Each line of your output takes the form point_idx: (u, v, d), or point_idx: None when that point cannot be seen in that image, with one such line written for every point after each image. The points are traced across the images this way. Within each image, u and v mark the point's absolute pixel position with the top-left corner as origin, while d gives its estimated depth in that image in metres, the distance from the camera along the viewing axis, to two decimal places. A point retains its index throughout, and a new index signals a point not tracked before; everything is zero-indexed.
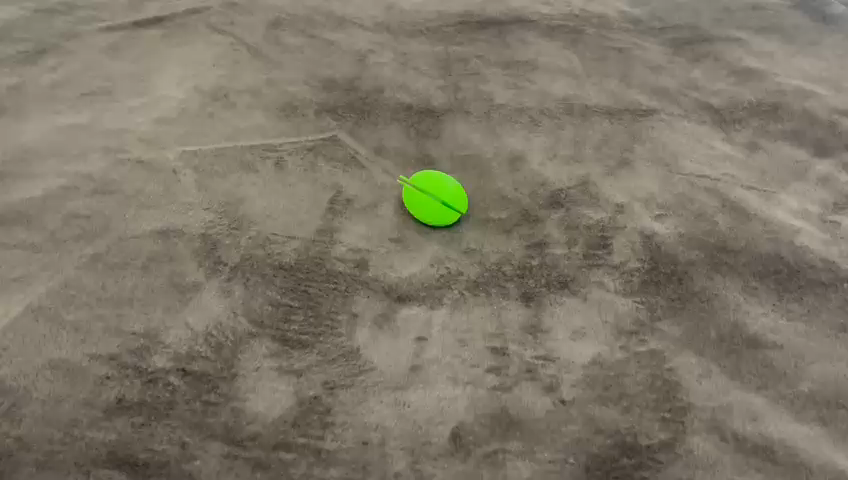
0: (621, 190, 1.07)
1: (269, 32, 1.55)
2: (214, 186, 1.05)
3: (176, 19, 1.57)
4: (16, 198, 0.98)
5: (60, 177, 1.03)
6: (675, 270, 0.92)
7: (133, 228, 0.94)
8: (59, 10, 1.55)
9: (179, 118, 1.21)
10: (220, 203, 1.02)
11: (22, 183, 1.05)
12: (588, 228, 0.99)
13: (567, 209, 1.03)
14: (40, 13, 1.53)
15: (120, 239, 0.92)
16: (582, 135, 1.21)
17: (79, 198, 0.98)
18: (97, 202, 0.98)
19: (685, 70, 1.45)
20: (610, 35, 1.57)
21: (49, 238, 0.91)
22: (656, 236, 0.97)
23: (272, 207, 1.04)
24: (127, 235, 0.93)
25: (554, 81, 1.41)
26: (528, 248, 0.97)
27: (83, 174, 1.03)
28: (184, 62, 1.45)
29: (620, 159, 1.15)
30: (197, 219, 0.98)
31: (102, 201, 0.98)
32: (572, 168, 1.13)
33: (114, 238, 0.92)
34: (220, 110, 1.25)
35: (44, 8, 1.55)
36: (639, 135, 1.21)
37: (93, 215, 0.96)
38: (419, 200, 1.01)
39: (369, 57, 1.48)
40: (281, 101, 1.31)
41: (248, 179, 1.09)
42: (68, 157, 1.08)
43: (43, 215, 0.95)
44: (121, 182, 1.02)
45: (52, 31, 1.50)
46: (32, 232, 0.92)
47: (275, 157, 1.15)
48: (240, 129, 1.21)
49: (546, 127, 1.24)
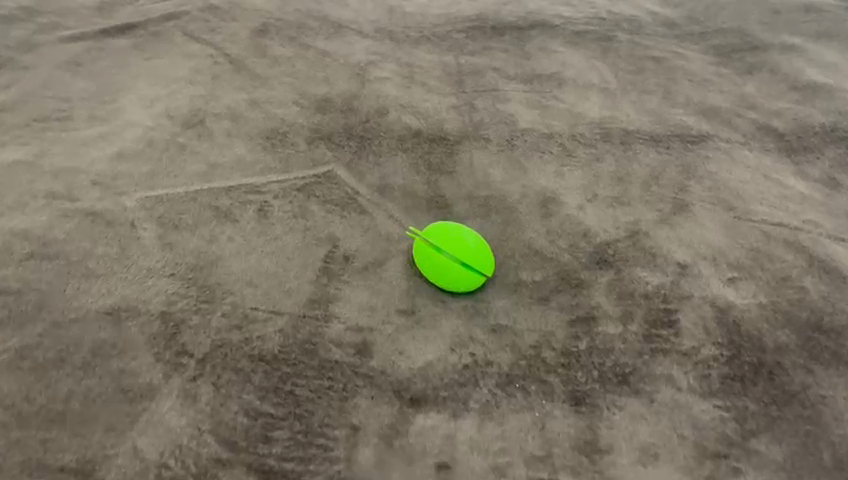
0: (681, 244, 0.87)
1: (253, 42, 1.34)
2: (181, 244, 0.86)
3: (149, 26, 1.37)
4: None
5: None
6: (763, 359, 0.73)
7: (74, 309, 0.75)
8: (17, 17, 1.35)
9: (144, 152, 1.01)
10: (187, 266, 0.83)
11: None
12: (645, 299, 0.80)
13: (618, 271, 0.83)
14: None
15: (56, 325, 0.74)
16: (625, 169, 1.01)
17: (9, 267, 0.79)
18: (30, 272, 0.79)
19: (734, 83, 1.25)
20: (645, 42, 1.36)
21: None
22: (732, 310, 0.78)
23: (251, 270, 0.84)
24: (65, 319, 0.74)
25: (586, 99, 1.21)
26: (573, 325, 0.78)
27: (19, 232, 0.84)
28: (156, 78, 1.24)
29: (675, 201, 0.95)
30: (157, 292, 0.78)
31: (36, 272, 0.79)
32: (616, 213, 0.93)
33: (49, 324, 0.74)
34: (194, 141, 1.05)
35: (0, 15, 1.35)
36: (693, 169, 1.01)
37: (23, 291, 0.77)
38: (433, 259, 0.83)
39: (369, 71, 1.28)
40: (268, 128, 1.11)
41: (223, 231, 0.89)
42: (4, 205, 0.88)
43: None
44: (62, 243, 0.83)
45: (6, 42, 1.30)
46: None
47: (258, 201, 0.95)
48: (217, 165, 1.01)
49: (582, 160, 1.04)
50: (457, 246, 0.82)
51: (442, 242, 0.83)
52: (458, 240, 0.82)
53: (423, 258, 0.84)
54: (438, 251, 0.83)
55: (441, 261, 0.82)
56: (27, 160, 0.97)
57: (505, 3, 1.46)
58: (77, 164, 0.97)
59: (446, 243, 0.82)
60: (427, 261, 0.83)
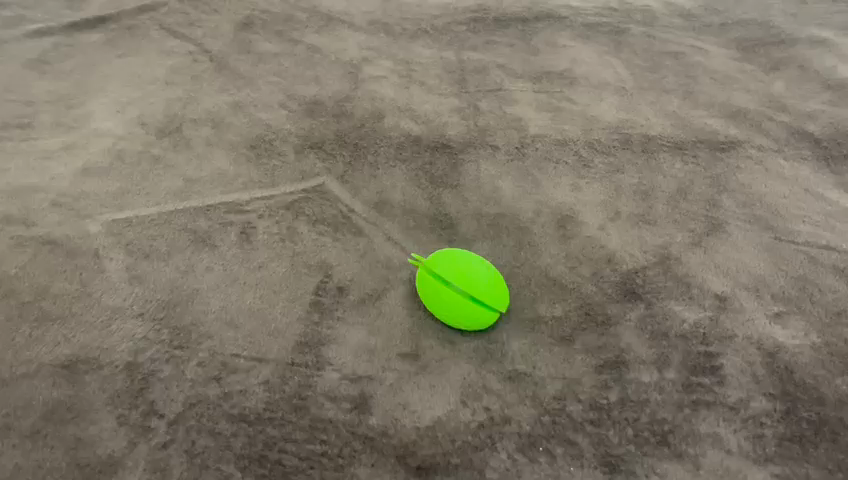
0: (718, 271, 0.77)
1: (236, 37, 1.23)
2: (152, 278, 0.76)
3: (123, 20, 1.25)
4: None
5: None
6: (823, 415, 0.64)
7: (23, 363, 0.66)
8: None
9: (113, 167, 0.90)
10: (158, 304, 0.73)
11: None
12: (682, 339, 0.70)
13: (648, 305, 0.74)
14: None
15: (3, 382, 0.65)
16: (650, 182, 0.91)
17: None
18: None
19: (761, 80, 1.15)
20: (661, 36, 1.25)
21: None
22: (782, 352, 0.68)
23: (232, 308, 0.74)
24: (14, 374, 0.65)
25: (601, 99, 1.10)
26: (601, 371, 0.68)
27: None
28: (129, 77, 1.13)
29: (708, 219, 0.85)
30: (123, 338, 0.69)
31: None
32: (643, 233, 0.83)
33: None
34: (169, 154, 0.94)
35: None
36: (724, 181, 0.91)
37: None
38: (441, 292, 0.73)
39: (363, 69, 1.17)
40: (252, 135, 1.01)
41: (201, 259, 0.79)
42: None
43: None
44: (13, 279, 0.73)
45: None
46: None
47: (240, 223, 0.85)
48: (194, 181, 0.90)
49: (600, 169, 0.94)
50: (468, 277, 0.72)
51: (451, 273, 0.73)
52: (469, 271, 0.73)
53: (429, 291, 0.74)
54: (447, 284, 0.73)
55: (450, 294, 0.72)
56: None
57: None
58: (36, 181, 0.87)
59: (456, 274, 0.72)
60: (434, 295, 0.73)
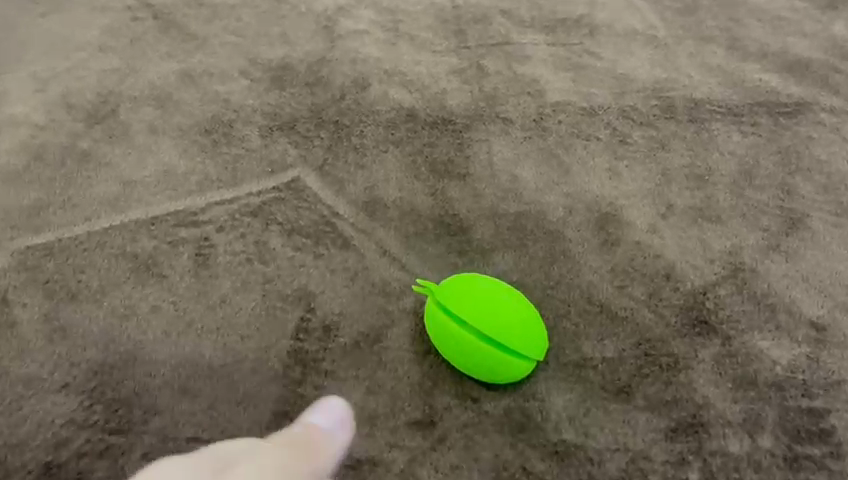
0: (806, 287, 0.62)
1: None
2: (79, 327, 0.59)
3: None
4: None
5: None
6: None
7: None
8: None
9: (30, 172, 0.72)
10: (85, 369, 0.57)
11: None
12: (776, 389, 0.55)
13: (726, 341, 0.58)
14: None
15: None
16: (707, 163, 0.74)
17: None
18: None
19: (819, 20, 0.96)
20: None
21: None
22: None
23: (187, 368, 0.58)
24: None
25: (630, 53, 0.91)
26: (673, 440, 0.53)
27: None
28: (51, 42, 0.92)
29: (784, 212, 0.68)
30: (42, 425, 0.55)
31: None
32: (704, 235, 0.66)
33: None
34: (101, 146, 0.75)
35: None
36: (794, 156, 0.74)
37: None
38: (459, 338, 0.55)
39: (339, 20, 0.96)
40: (206, 116, 0.82)
41: (142, 294, 0.62)
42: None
43: None
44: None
45: None
46: None
47: (194, 239, 0.67)
48: (134, 184, 0.72)
49: (641, 146, 0.76)
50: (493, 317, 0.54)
51: (470, 313, 0.54)
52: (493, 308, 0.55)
53: (443, 334, 0.56)
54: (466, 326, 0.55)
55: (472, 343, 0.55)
56: None
57: None
58: None
59: (477, 314, 0.54)
60: (450, 339, 0.56)
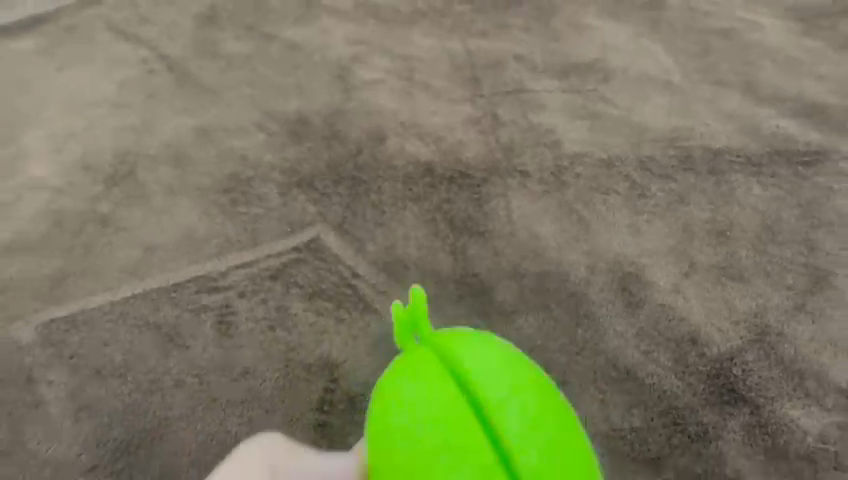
0: (836, 351, 0.61)
1: (197, 35, 1.02)
2: (99, 402, 0.60)
3: (59, 18, 1.05)
4: None
5: None
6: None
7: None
8: None
9: (50, 239, 0.73)
10: (110, 450, 0.58)
11: None
12: (808, 461, 0.56)
13: (755, 410, 0.58)
14: None
15: None
16: (727, 218, 0.73)
17: None
18: None
19: (832, 63, 0.96)
20: (705, 8, 1.04)
21: None
22: None
23: (210, 444, 0.59)
24: None
25: (645, 100, 0.91)
26: None
27: None
28: (68, 100, 0.94)
29: (807, 270, 0.68)
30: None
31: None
32: (729, 293, 0.66)
33: None
34: (121, 210, 0.76)
35: None
36: (815, 208, 0.74)
37: None
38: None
39: (353, 72, 0.96)
40: (224, 173, 0.82)
41: (168, 372, 0.63)
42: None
43: None
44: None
45: None
46: None
47: (214, 305, 0.67)
48: (154, 248, 0.72)
49: (661, 203, 0.75)
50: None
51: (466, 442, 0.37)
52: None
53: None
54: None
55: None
56: None
57: None
58: None
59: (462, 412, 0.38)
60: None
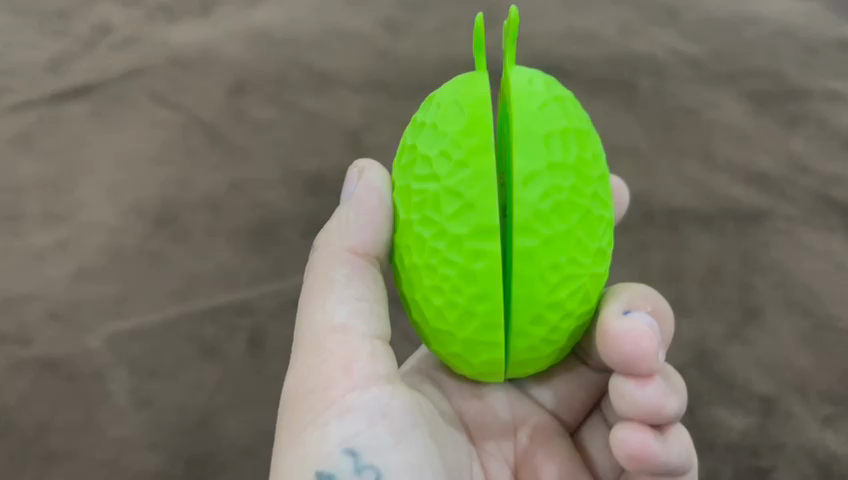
0: (759, 368, 0.78)
1: (229, 102, 1.18)
2: (159, 398, 0.78)
3: (110, 86, 1.19)
4: None
5: None
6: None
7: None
8: None
9: (111, 268, 0.87)
10: (169, 433, 0.76)
11: None
12: (729, 450, 0.75)
13: (689, 413, 0.76)
14: None
15: None
16: (679, 264, 0.88)
17: None
18: None
19: (777, 140, 1.10)
20: (673, 91, 1.19)
21: None
22: (835, 463, 0.73)
23: (245, 430, 0.77)
24: None
25: (615, 169, 1.09)
26: None
27: None
28: (119, 157, 1.11)
29: (741, 305, 0.83)
30: (134, 474, 0.74)
31: None
32: (676, 325, 0.82)
33: None
34: (168, 247, 0.90)
35: None
36: (753, 257, 0.87)
37: None
38: (445, 195, 0.54)
39: (365, 137, 1.13)
40: (254, 217, 0.93)
41: (211, 374, 0.79)
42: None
43: None
44: (12, 411, 0.76)
45: None
46: None
47: (249, 326, 0.82)
48: (197, 278, 0.86)
49: (622, 252, 0.89)
50: (525, 226, 0.52)
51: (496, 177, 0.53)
52: (537, 273, 0.53)
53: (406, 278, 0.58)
54: (467, 221, 0.53)
55: (443, 273, 0.54)
56: None
57: (508, 40, 1.27)
58: (28, 288, 0.84)
59: (527, 129, 0.53)
60: (433, 232, 0.54)
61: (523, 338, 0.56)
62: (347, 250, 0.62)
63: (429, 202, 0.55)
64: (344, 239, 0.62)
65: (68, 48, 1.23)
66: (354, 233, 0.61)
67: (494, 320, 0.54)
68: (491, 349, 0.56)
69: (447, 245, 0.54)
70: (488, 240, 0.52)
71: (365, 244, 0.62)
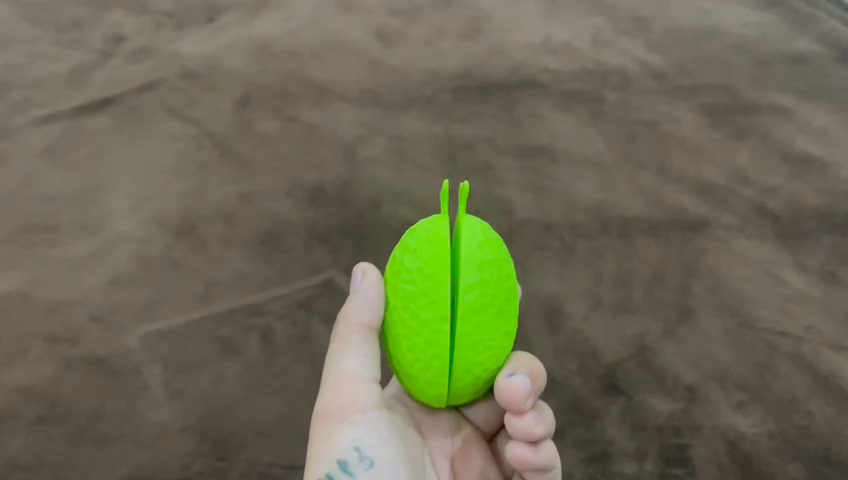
0: (686, 362, 0.93)
1: (237, 115, 1.28)
2: (190, 389, 0.90)
3: (127, 100, 1.30)
4: None
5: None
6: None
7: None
8: None
9: (141, 275, 1.01)
10: (197, 417, 0.88)
11: None
12: (659, 430, 0.87)
13: (626, 398, 0.90)
14: None
15: None
16: (627, 269, 1.02)
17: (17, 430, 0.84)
18: (38, 438, 0.83)
19: (727, 152, 1.21)
20: (637, 103, 1.30)
21: None
22: (743, 441, 0.86)
23: (251, 413, 0.89)
24: None
25: (581, 179, 1.18)
26: (588, 464, 0.85)
27: (21, 387, 0.87)
28: (138, 167, 1.19)
29: (679, 306, 0.98)
30: (171, 453, 0.84)
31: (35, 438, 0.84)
32: (622, 324, 0.97)
33: None
34: (188, 255, 1.04)
35: None
36: (693, 264, 1.03)
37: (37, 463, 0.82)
38: (414, 296, 0.68)
39: (358, 149, 1.23)
40: (263, 230, 1.08)
41: (230, 367, 0.92)
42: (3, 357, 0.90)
43: None
44: (66, 400, 0.87)
45: None
46: None
47: (261, 325, 0.96)
48: (215, 284, 1.01)
49: (581, 257, 1.04)
50: (465, 317, 0.67)
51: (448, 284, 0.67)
52: (470, 352, 0.69)
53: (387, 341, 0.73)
54: (425, 314, 0.68)
55: (412, 342, 0.69)
56: (21, 285, 0.98)
57: (490, 54, 1.39)
58: (70, 293, 0.98)
59: (471, 256, 0.67)
60: (406, 314, 0.69)
61: (461, 389, 0.71)
62: (360, 325, 0.74)
63: (408, 295, 0.69)
64: (359, 318, 0.73)
65: (87, 59, 1.36)
66: (368, 313, 0.73)
67: (442, 378, 0.69)
68: (438, 397, 0.71)
69: (418, 324, 0.68)
70: (443, 325, 0.67)
71: (374, 321, 0.74)
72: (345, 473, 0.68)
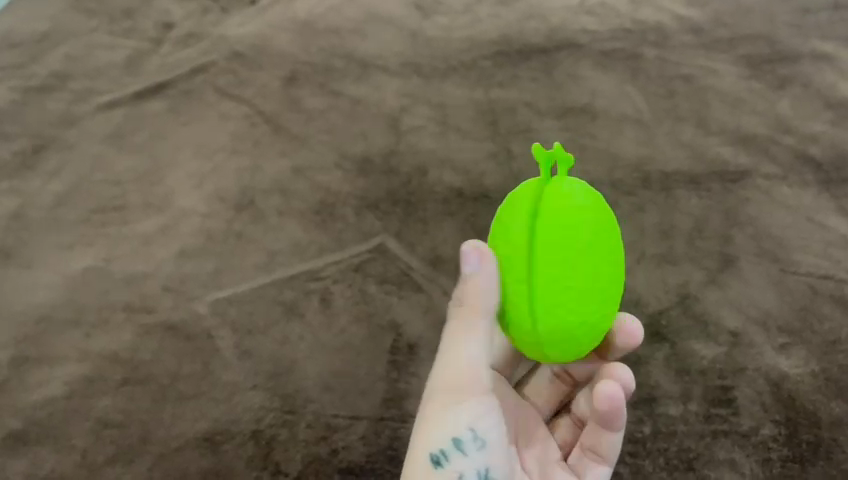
0: (731, 308, 0.97)
1: (284, 93, 1.32)
2: (258, 350, 0.98)
3: (180, 82, 1.36)
4: (43, 394, 0.96)
5: (83, 361, 0.98)
6: (818, 436, 0.87)
7: (175, 438, 0.93)
8: (52, 84, 1.35)
9: (206, 248, 1.09)
10: (266, 376, 0.96)
11: (47, 365, 0.98)
12: (701, 374, 0.92)
13: (671, 345, 0.94)
14: (32, 92, 1.34)
15: (163, 456, 0.92)
16: (670, 222, 1.05)
17: (108, 394, 0.96)
18: (129, 400, 0.95)
19: (767, 101, 1.22)
20: (676, 57, 1.30)
21: (82, 465, 0.91)
22: (786, 381, 0.90)
23: (316, 370, 0.97)
24: (171, 445, 0.92)
25: (621, 134, 1.20)
26: (636, 407, 0.90)
27: (108, 354, 0.98)
28: (195, 146, 1.26)
29: (721, 256, 1.01)
30: (243, 409, 0.93)
31: (128, 398, 0.95)
32: (666, 274, 1.01)
33: (157, 455, 0.92)
34: (248, 227, 1.11)
35: (35, 84, 1.35)
36: (735, 213, 1.05)
37: (128, 422, 0.94)
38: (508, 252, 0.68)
39: (402, 119, 1.26)
40: (316, 200, 1.14)
41: (293, 329, 1.00)
42: (89, 324, 1.01)
43: (72, 426, 0.93)
44: (149, 365, 0.97)
45: (47, 116, 1.30)
46: (63, 455, 0.92)
47: (320, 289, 1.03)
48: (275, 253, 1.07)
49: (623, 212, 1.07)
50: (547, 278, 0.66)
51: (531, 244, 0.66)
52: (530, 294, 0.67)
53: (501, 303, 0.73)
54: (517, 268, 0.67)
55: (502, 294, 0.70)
56: (99, 265, 1.08)
57: (527, 15, 1.40)
58: (143, 268, 1.07)
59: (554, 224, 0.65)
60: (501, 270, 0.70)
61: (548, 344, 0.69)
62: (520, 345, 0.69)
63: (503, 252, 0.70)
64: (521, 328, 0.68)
65: (139, 46, 1.42)
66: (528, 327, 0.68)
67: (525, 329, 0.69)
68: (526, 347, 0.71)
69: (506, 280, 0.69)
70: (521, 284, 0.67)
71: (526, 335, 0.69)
72: (457, 452, 0.73)
